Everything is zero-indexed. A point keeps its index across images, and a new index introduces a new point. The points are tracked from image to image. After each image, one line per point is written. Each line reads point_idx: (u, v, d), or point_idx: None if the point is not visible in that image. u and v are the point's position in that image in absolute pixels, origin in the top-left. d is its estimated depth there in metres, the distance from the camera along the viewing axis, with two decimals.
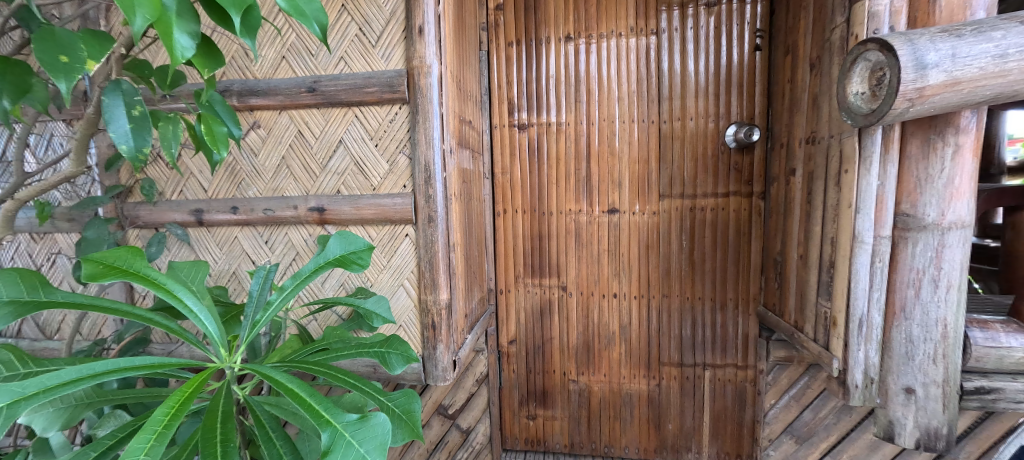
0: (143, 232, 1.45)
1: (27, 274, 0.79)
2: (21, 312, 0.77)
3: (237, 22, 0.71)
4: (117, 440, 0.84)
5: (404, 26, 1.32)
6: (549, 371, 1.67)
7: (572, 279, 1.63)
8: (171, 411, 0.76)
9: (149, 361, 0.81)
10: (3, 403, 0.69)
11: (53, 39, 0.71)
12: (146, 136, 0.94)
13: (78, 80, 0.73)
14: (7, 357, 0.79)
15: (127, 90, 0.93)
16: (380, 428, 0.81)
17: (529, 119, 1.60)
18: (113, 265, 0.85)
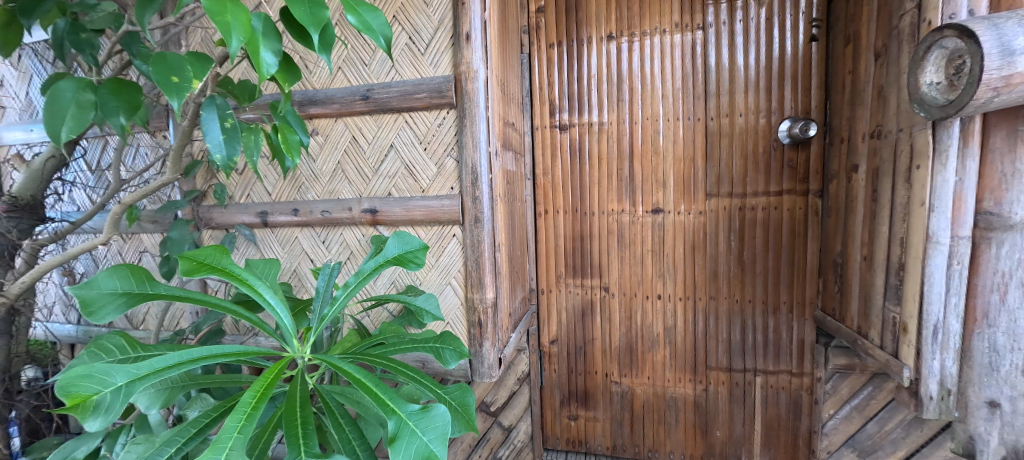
0: (215, 232, 1.57)
1: (136, 269, 0.89)
2: (132, 304, 0.88)
3: (314, 39, 0.84)
4: (212, 419, 0.92)
5: (452, 33, 1.37)
6: (592, 372, 1.66)
7: (614, 280, 1.62)
8: (257, 395, 0.85)
9: (235, 349, 0.91)
10: (122, 382, 0.80)
11: (165, 61, 0.84)
12: (235, 145, 1.07)
13: (186, 97, 0.85)
14: (121, 342, 0.92)
15: (221, 104, 1.06)
16: (439, 419, 0.86)
17: (571, 120, 1.61)
18: (203, 262, 0.93)
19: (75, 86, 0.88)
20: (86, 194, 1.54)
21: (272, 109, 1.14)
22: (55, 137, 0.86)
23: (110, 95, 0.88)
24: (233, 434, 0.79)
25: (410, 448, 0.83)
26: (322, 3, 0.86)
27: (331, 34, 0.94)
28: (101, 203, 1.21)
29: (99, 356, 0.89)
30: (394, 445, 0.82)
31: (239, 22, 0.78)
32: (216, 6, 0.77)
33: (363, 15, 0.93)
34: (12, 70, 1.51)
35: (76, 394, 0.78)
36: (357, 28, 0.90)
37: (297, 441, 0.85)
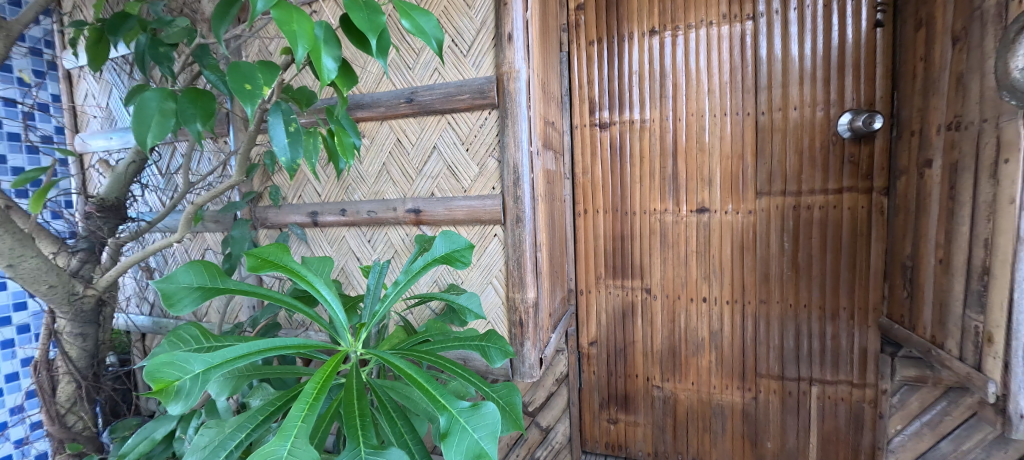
0: (270, 231, 1.67)
1: (208, 265, 0.96)
2: (206, 296, 0.95)
3: (372, 43, 0.87)
4: (270, 412, 0.96)
5: (494, 34, 1.38)
6: (632, 375, 1.63)
7: (656, 281, 1.57)
8: (318, 386, 0.90)
9: (297, 342, 0.98)
10: (199, 369, 0.87)
11: (240, 70, 0.92)
12: (297, 149, 1.13)
13: (257, 103, 0.93)
14: (195, 333, 0.99)
15: (286, 109, 1.13)
16: (490, 417, 0.87)
17: (612, 118, 1.57)
18: (267, 259, 0.98)
19: (159, 96, 0.98)
20: (158, 196, 1.68)
21: (327, 113, 1.19)
22: (143, 142, 0.96)
23: (188, 102, 0.98)
24: (297, 423, 0.83)
25: (461, 445, 0.85)
26: (379, 9, 0.90)
27: (387, 39, 0.99)
28: (172, 203, 1.31)
29: (177, 345, 0.97)
30: (446, 441, 0.84)
31: (304, 31, 0.83)
32: (284, 15, 0.82)
33: (417, 20, 0.97)
34: (96, 83, 1.66)
35: (161, 379, 0.84)
36: (411, 33, 0.95)
37: (356, 431, 0.90)
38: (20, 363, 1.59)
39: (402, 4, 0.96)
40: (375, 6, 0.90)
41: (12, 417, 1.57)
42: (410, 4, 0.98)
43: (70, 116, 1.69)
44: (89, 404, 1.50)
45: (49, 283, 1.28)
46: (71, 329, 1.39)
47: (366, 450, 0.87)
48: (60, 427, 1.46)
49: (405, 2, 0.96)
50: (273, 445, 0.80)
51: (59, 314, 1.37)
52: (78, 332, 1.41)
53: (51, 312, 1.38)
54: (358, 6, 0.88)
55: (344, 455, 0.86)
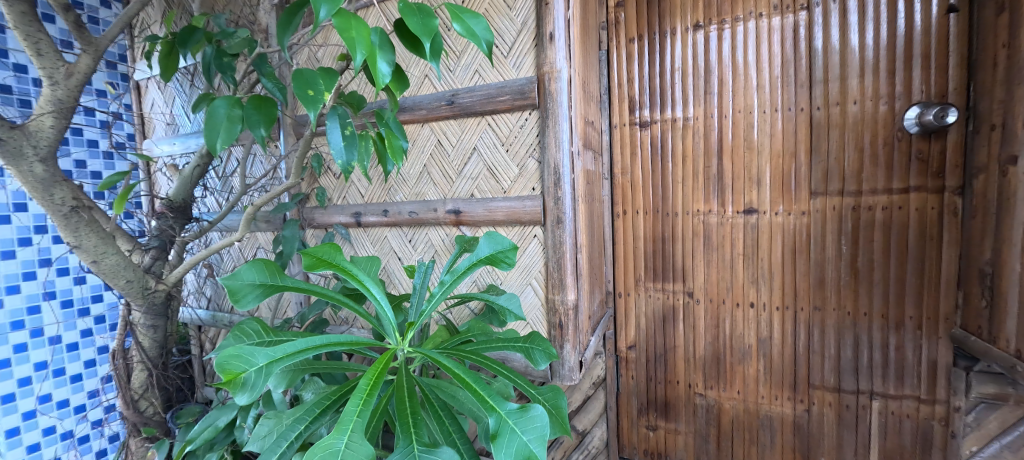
0: (317, 231, 1.75)
1: (268, 263, 1.01)
2: (267, 293, 1.01)
3: (426, 47, 0.90)
4: (327, 405, 1.01)
5: (535, 34, 1.38)
6: (673, 382, 1.57)
7: (700, 285, 1.51)
8: (371, 382, 0.93)
9: (351, 339, 1.03)
10: (263, 362, 0.91)
11: (303, 77, 0.97)
12: (353, 152, 1.18)
13: (319, 107, 0.98)
14: (257, 328, 1.05)
15: (342, 114, 1.17)
16: (538, 420, 0.87)
17: (653, 116, 1.53)
18: (322, 258, 1.01)
19: (227, 104, 1.06)
20: (215, 198, 1.79)
21: (378, 117, 1.24)
22: (213, 147, 1.05)
23: (253, 109, 1.06)
24: (353, 417, 0.86)
25: (511, 447, 0.85)
26: (432, 13, 0.92)
27: (439, 42, 1.02)
28: (230, 204, 1.40)
29: (242, 339, 1.04)
30: (496, 443, 0.85)
31: (361, 37, 0.87)
32: (344, 23, 0.86)
33: (467, 23, 1.00)
34: (161, 93, 1.80)
35: (230, 369, 0.88)
36: (463, 35, 0.98)
37: (408, 428, 0.92)
38: (97, 351, 1.75)
39: (453, 8, 1.00)
40: (428, 10, 0.92)
41: (90, 400, 1.73)
42: (461, 7, 1.02)
43: (139, 123, 1.83)
44: (157, 391, 1.62)
45: (127, 278, 1.40)
46: (144, 321, 1.51)
47: (418, 447, 0.89)
48: (134, 412, 1.58)
49: (455, 5, 1.00)
50: (331, 438, 0.82)
51: (134, 307, 1.49)
52: (150, 324, 1.53)
53: (127, 306, 1.49)
54: (412, 11, 0.91)
55: (397, 451, 0.88)
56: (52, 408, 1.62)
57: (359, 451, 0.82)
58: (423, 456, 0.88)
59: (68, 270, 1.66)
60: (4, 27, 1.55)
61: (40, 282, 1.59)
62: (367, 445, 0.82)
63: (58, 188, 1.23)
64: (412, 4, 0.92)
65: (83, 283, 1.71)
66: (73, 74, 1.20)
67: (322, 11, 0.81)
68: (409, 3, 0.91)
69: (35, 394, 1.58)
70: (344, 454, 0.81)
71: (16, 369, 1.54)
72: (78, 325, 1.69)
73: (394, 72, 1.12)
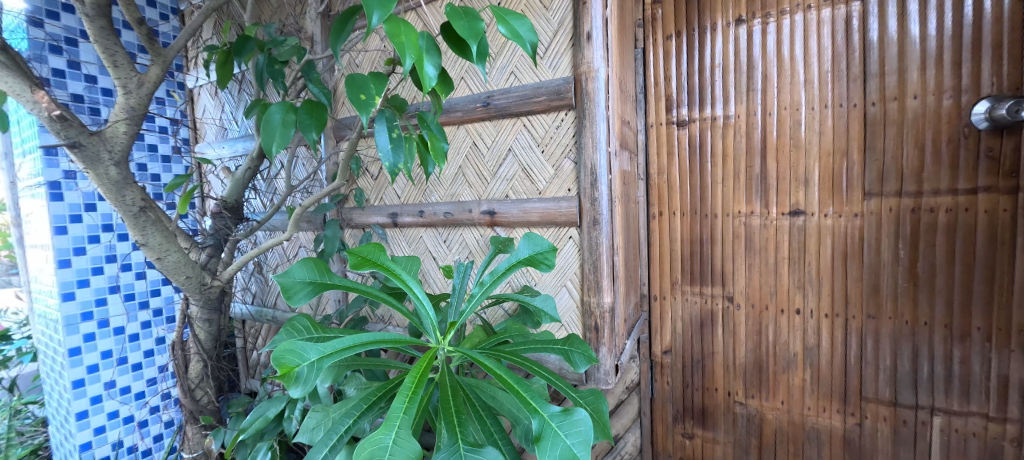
0: (354, 231, 1.81)
1: (317, 263, 1.05)
2: (317, 291, 1.05)
3: (472, 49, 0.90)
4: (374, 401, 1.04)
5: (572, 34, 1.37)
6: (711, 389, 1.52)
7: (741, 289, 1.46)
8: (415, 380, 0.94)
9: (394, 337, 1.05)
10: (313, 357, 0.94)
11: (355, 82, 1.01)
12: (398, 154, 1.21)
13: (370, 111, 1.01)
14: (306, 324, 1.10)
15: (389, 117, 1.20)
16: (582, 424, 0.87)
17: (691, 115, 1.49)
18: (367, 257, 1.03)
19: (281, 110, 1.13)
20: (262, 199, 1.90)
21: (420, 120, 1.26)
22: (268, 150, 1.11)
23: (306, 114, 1.13)
24: (400, 414, 0.87)
25: (555, 450, 0.85)
26: (478, 17, 0.93)
27: (486, 44, 1.01)
28: (276, 205, 1.48)
29: (294, 334, 1.08)
30: (540, 445, 0.85)
31: (410, 41, 0.87)
32: (394, 29, 0.86)
33: (512, 24, 0.99)
34: (211, 100, 1.92)
35: (285, 363, 0.90)
36: (507, 37, 0.97)
37: (453, 427, 0.93)
38: (155, 341, 1.87)
39: (498, 11, 0.99)
40: (474, 13, 0.93)
41: (150, 387, 1.86)
42: (506, 10, 1.01)
43: (191, 129, 1.96)
44: (211, 382, 1.71)
45: (187, 274, 1.49)
46: (200, 314, 1.60)
47: (464, 446, 0.90)
48: (190, 400, 1.67)
49: (500, 8, 0.99)
50: (379, 434, 0.84)
51: (192, 301, 1.58)
52: (205, 318, 1.62)
53: (185, 300, 1.59)
54: (459, 15, 0.92)
55: (443, 450, 0.89)
56: (116, 393, 1.75)
57: (406, 448, 0.83)
58: (468, 455, 0.88)
59: (130, 266, 1.79)
60: (78, 41, 1.70)
61: (106, 277, 1.72)
62: (415, 442, 0.83)
63: (128, 189, 1.32)
64: (458, 8, 0.93)
65: (144, 278, 1.83)
66: (144, 83, 1.30)
67: (374, 17, 0.80)
68: (456, 7, 0.92)
69: (101, 380, 1.71)
70: (392, 449, 0.82)
71: (86, 356, 1.67)
72: (139, 317, 1.82)
73: (440, 75, 1.13)
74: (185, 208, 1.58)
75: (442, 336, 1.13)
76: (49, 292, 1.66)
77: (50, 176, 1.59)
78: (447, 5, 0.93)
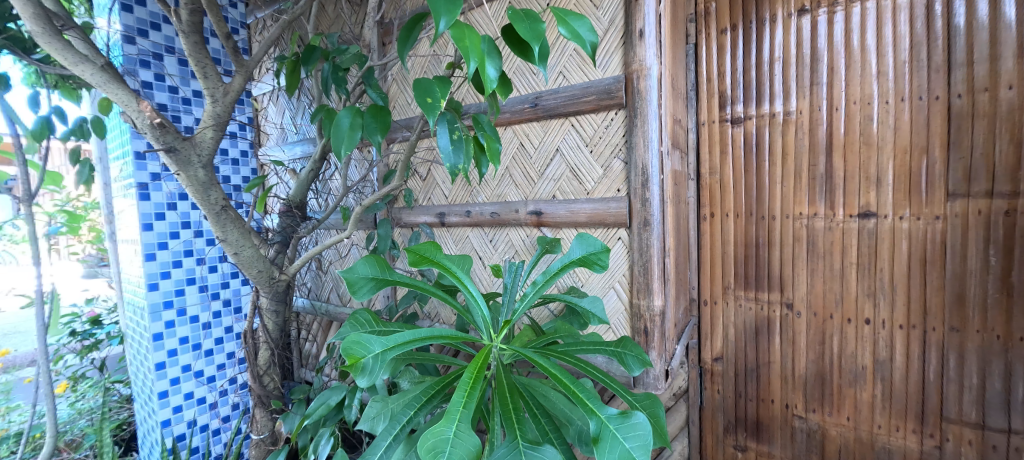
0: (403, 231, 1.88)
1: (379, 260, 1.10)
2: (379, 287, 1.09)
3: (534, 52, 0.87)
4: (428, 396, 1.06)
5: (623, 32, 1.35)
6: (766, 400, 1.44)
7: (802, 296, 1.37)
8: (474, 376, 0.96)
9: (450, 332, 1.08)
10: (378, 349, 0.98)
11: (421, 86, 1.03)
12: (459, 155, 1.23)
13: (436, 114, 1.03)
14: (368, 318, 1.15)
15: (451, 119, 1.21)
16: (641, 428, 0.85)
17: (746, 112, 1.42)
18: (424, 255, 1.05)
19: (349, 115, 1.19)
20: (320, 200, 2.01)
21: (475, 122, 1.27)
22: (337, 153, 1.18)
23: (371, 118, 1.20)
24: (460, 408, 0.89)
25: (613, 453, 0.84)
26: (539, 18, 0.90)
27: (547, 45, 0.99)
28: (336, 203, 1.57)
29: (358, 327, 1.14)
30: (599, 446, 0.84)
31: (474, 46, 0.87)
32: (458, 34, 0.87)
33: (572, 24, 0.94)
34: (274, 108, 2.06)
35: (353, 354, 0.94)
36: (568, 39, 0.91)
37: (512, 423, 0.94)
38: (225, 330, 2.03)
39: (558, 11, 0.93)
40: (534, 15, 0.90)
41: (219, 372, 2.01)
42: (566, 10, 0.95)
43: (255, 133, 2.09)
44: (277, 369, 1.84)
45: (258, 269, 1.60)
46: (269, 306, 1.72)
47: (523, 443, 0.90)
48: (259, 385, 1.79)
49: (561, 8, 0.94)
50: (440, 426, 0.86)
51: (261, 293, 1.70)
52: (273, 309, 1.73)
53: (256, 293, 1.70)
54: (520, 17, 0.89)
55: (503, 445, 0.91)
56: (191, 376, 1.92)
57: (466, 441, 0.85)
58: (527, 452, 0.89)
59: (205, 260, 1.95)
60: (164, 56, 1.87)
61: (184, 270, 1.89)
62: (475, 436, 0.85)
63: (213, 190, 1.44)
64: (519, 10, 0.90)
65: (215, 271, 1.99)
66: (229, 92, 1.42)
67: (441, 22, 0.80)
68: (517, 9, 0.89)
69: (179, 364, 1.88)
70: (453, 442, 0.84)
71: (166, 341, 1.84)
72: (211, 307, 1.98)
73: (500, 78, 1.12)
74: (261, 207, 1.70)
75: (494, 334, 1.14)
76: (137, 282, 1.85)
77: (139, 178, 1.76)
78: (508, 8, 0.90)
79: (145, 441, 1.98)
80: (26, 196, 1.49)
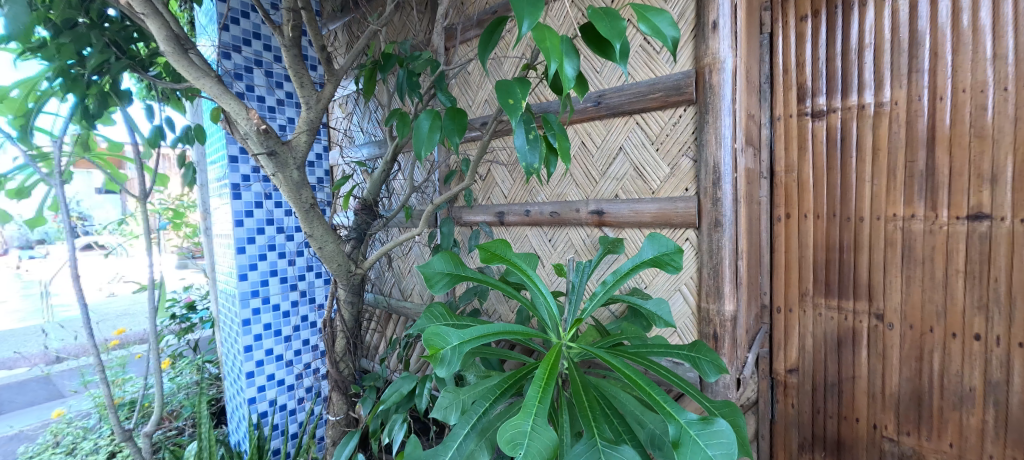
0: (464, 229, 1.93)
1: (453, 257, 1.13)
2: (453, 282, 1.13)
3: (616, 48, 0.86)
4: (501, 390, 1.08)
5: (695, 24, 1.29)
6: (849, 418, 1.31)
7: (895, 306, 1.23)
8: (546, 374, 0.97)
9: (522, 329, 1.11)
10: (455, 342, 1.01)
11: (503, 87, 1.04)
12: (534, 154, 1.23)
13: (517, 115, 1.03)
14: (443, 311, 1.19)
15: (526, 119, 1.22)
16: (723, 435, 0.83)
17: (830, 104, 1.30)
18: (495, 253, 1.07)
19: (428, 118, 1.25)
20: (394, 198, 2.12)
21: (545, 122, 1.26)
22: (418, 155, 1.23)
23: (449, 120, 1.25)
24: (536, 403, 0.90)
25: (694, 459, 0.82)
26: (620, 16, 0.89)
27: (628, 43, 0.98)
28: (402, 202, 1.66)
29: (434, 320, 1.19)
30: (679, 452, 0.83)
31: (554, 46, 0.87)
32: (540, 36, 0.87)
33: (653, 21, 0.92)
34: (342, 113, 2.21)
35: (433, 344, 0.97)
36: (648, 36, 0.90)
37: (588, 421, 0.94)
38: (301, 319, 2.20)
39: (637, 8, 0.92)
40: (614, 13, 0.89)
41: (296, 356, 2.19)
42: (645, 6, 0.94)
43: (327, 136, 2.24)
44: (350, 357, 1.94)
45: (338, 262, 1.71)
46: (345, 297, 1.83)
47: (601, 442, 0.90)
48: (335, 371, 1.91)
49: (640, 4, 0.92)
50: (518, 419, 0.87)
51: (339, 285, 1.81)
52: (349, 301, 1.84)
53: (334, 285, 1.82)
54: (600, 16, 0.89)
55: (582, 443, 0.91)
56: (272, 359, 2.10)
57: (543, 436, 0.85)
58: (606, 451, 0.89)
59: (284, 254, 2.13)
60: (252, 69, 2.06)
61: (268, 262, 2.07)
62: (552, 431, 0.85)
63: (304, 189, 1.57)
64: (598, 9, 0.90)
65: (294, 264, 2.16)
66: (321, 99, 1.53)
67: (524, 24, 0.82)
68: (596, 8, 0.89)
69: (263, 348, 2.07)
70: (531, 435, 0.85)
71: (253, 327, 2.03)
72: (289, 296, 2.15)
73: (577, 77, 1.10)
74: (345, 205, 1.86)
75: (564, 332, 1.13)
76: (229, 272, 2.05)
77: (232, 178, 1.95)
78: (588, 7, 0.90)
79: (233, 415, 2.19)
80: (141, 195, 1.71)
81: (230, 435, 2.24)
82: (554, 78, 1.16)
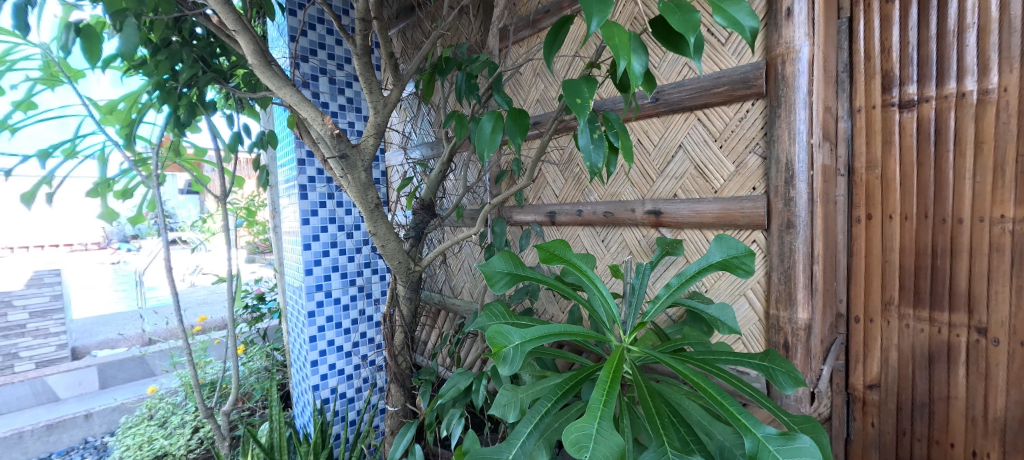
0: (515, 229, 1.95)
1: (512, 256, 1.14)
2: (513, 282, 1.13)
3: (690, 43, 0.82)
4: (563, 391, 1.06)
5: (767, 12, 1.21)
6: (941, 443, 1.18)
7: (1002, 321, 1.09)
8: (609, 378, 0.95)
9: (584, 330, 1.09)
10: (517, 341, 1.01)
11: (570, 87, 1.02)
12: (598, 153, 1.20)
13: (585, 114, 1.01)
14: (502, 311, 1.20)
15: (591, 118, 1.20)
16: (806, 453, 0.79)
17: (921, 93, 1.17)
18: (554, 253, 1.06)
19: (491, 120, 1.25)
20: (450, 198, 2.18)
21: (605, 120, 1.23)
22: (480, 155, 1.25)
23: (511, 121, 1.26)
24: (601, 406, 0.88)
25: None
26: (693, 8, 0.84)
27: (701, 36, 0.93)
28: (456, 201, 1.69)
29: (495, 319, 1.20)
30: None
31: (623, 43, 0.85)
32: (609, 34, 0.85)
33: (729, 11, 0.87)
34: (399, 115, 2.31)
35: (497, 343, 0.98)
36: (724, 27, 0.85)
37: (656, 429, 0.90)
38: (359, 313, 2.32)
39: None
40: (687, 5, 0.85)
41: (353, 348, 2.30)
42: None
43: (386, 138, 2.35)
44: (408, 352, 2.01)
45: (399, 260, 1.78)
46: (405, 293, 1.90)
47: (672, 451, 0.86)
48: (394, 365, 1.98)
49: None
50: (583, 421, 0.85)
51: (399, 282, 1.88)
52: (407, 297, 1.91)
53: (394, 281, 1.89)
54: (672, 9, 0.85)
55: (650, 451, 0.88)
56: (334, 350, 2.23)
57: (609, 440, 0.84)
58: None
59: (344, 251, 2.25)
60: (318, 77, 2.19)
61: (330, 259, 2.20)
62: (618, 436, 0.84)
63: (370, 190, 1.65)
64: (669, 3, 0.86)
65: (354, 260, 2.29)
66: (388, 104, 1.60)
67: (593, 22, 0.81)
68: (668, 1, 0.85)
69: (325, 339, 2.20)
70: (597, 439, 0.84)
71: (317, 319, 2.16)
72: (348, 291, 2.27)
73: (645, 75, 1.06)
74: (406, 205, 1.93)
75: (624, 335, 1.11)
76: (296, 267, 2.20)
77: (300, 180, 2.09)
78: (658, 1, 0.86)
79: (299, 401, 2.34)
80: (220, 195, 1.88)
81: (295, 419, 2.40)
82: (621, 76, 1.13)
